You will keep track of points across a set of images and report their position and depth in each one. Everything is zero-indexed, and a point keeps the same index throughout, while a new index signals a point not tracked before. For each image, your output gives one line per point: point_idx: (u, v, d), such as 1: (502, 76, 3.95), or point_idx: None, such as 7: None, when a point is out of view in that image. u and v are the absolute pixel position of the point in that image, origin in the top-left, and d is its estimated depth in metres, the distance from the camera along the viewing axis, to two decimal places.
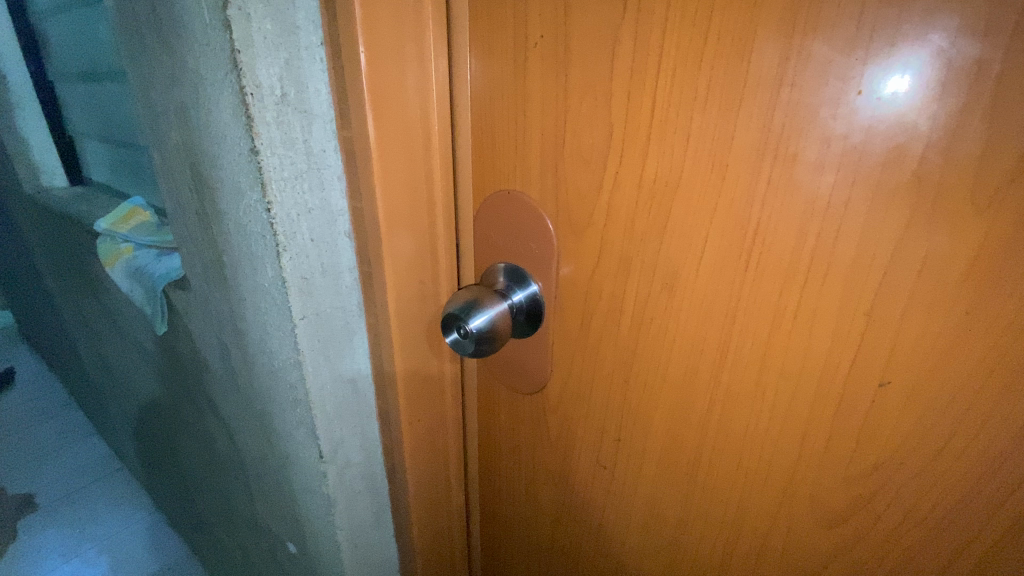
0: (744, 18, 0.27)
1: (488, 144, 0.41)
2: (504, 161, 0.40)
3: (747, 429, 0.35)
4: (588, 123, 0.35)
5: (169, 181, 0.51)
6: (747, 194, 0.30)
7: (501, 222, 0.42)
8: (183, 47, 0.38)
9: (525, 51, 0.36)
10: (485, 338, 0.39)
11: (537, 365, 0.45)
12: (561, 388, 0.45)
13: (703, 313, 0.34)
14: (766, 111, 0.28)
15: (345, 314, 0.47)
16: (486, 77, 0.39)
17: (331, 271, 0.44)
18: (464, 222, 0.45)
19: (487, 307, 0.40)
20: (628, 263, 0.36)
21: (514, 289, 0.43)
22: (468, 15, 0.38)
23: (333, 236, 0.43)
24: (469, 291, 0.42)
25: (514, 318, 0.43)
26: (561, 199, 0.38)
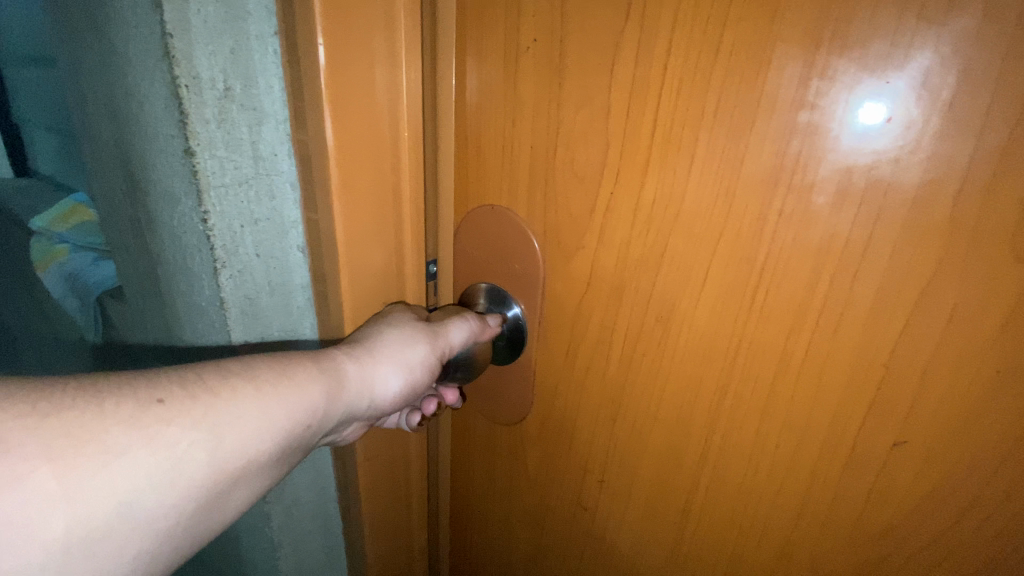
0: (762, 30, 0.24)
1: (473, 155, 0.38)
2: (490, 173, 0.37)
3: (744, 479, 0.32)
4: (583, 138, 0.31)
5: (103, 183, 0.47)
6: (755, 227, 0.27)
7: (484, 238, 0.39)
8: (114, 36, 0.34)
9: (516, 55, 0.33)
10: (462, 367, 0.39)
11: (517, 394, 0.42)
12: (542, 421, 0.42)
13: (701, 350, 0.31)
14: (781, 135, 0.25)
15: (295, 337, 0.44)
16: (475, 80, 0.35)
17: (280, 289, 0.41)
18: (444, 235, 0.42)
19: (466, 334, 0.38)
20: (620, 292, 0.33)
21: (494, 311, 0.40)
22: (456, 13, 0.34)
23: (283, 251, 0.40)
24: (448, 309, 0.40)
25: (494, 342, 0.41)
26: (549, 219, 0.35)
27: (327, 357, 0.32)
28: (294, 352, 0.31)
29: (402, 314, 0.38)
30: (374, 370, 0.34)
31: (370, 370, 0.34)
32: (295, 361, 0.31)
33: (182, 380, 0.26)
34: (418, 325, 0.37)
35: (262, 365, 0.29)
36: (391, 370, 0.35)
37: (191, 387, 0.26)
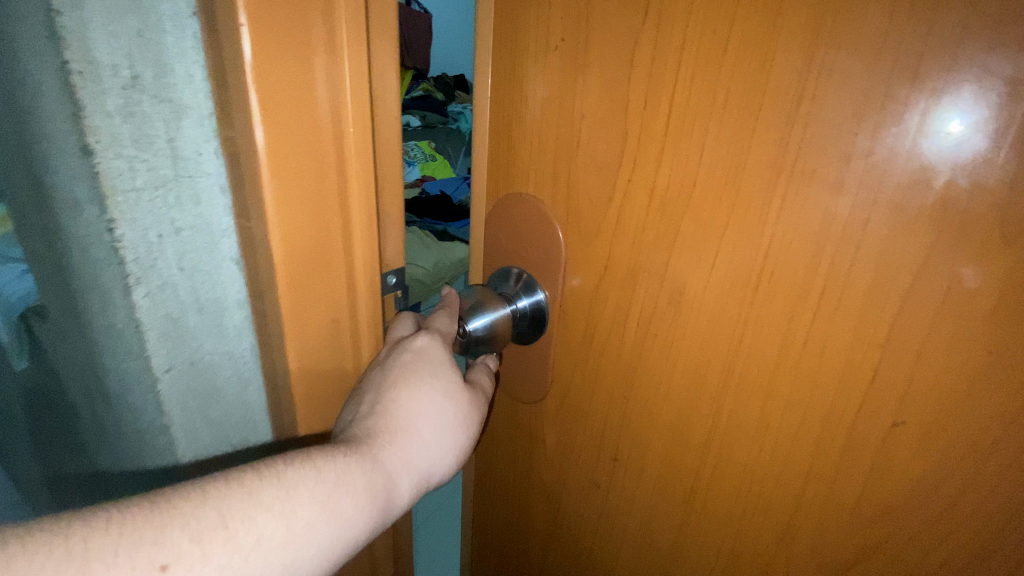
0: (766, 27, 0.26)
1: (504, 145, 0.41)
2: (518, 164, 0.40)
3: (748, 459, 0.33)
4: (602, 129, 0.34)
5: (27, 190, 0.48)
6: (759, 212, 0.29)
7: (514, 223, 0.42)
8: (23, 37, 0.35)
9: (545, 53, 0.36)
10: (476, 343, 0.41)
11: (537, 374, 0.44)
12: (559, 401, 0.44)
13: (707, 331, 0.33)
14: (784, 124, 0.27)
15: (233, 358, 0.44)
16: (508, 77, 0.39)
17: (212, 306, 0.41)
18: (477, 221, 0.46)
19: (488, 311, 0.41)
20: (635, 274, 0.35)
21: (519, 294, 0.43)
22: (494, 14, 0.38)
23: (214, 261, 0.40)
24: (481, 288, 0.44)
25: (516, 323, 0.43)
26: (571, 205, 0.37)
27: (370, 454, 0.33)
28: (338, 470, 0.31)
29: (424, 365, 0.37)
30: (418, 458, 0.35)
31: (410, 454, 0.35)
32: (344, 486, 0.30)
33: (195, 531, 0.25)
34: (449, 389, 0.38)
35: (308, 499, 0.29)
36: (433, 452, 0.36)
37: (202, 534, 0.25)
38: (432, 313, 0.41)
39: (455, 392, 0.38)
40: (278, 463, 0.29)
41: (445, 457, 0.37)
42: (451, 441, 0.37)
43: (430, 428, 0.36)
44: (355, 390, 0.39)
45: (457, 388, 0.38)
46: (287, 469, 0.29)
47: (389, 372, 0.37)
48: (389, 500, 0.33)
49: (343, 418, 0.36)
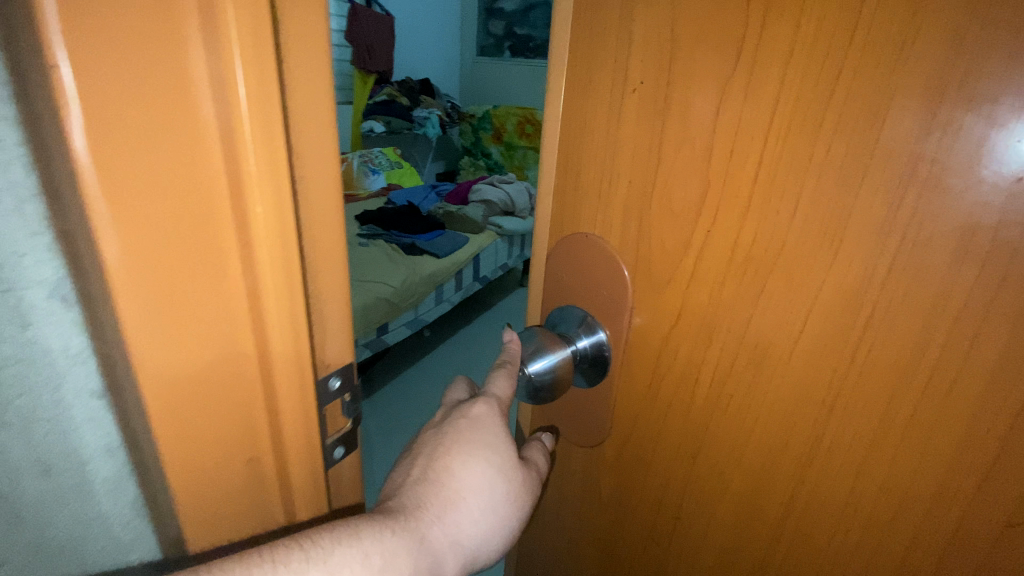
0: (879, 82, 0.24)
1: (572, 183, 0.39)
2: (586, 204, 0.39)
3: (832, 540, 0.31)
4: (681, 177, 0.32)
5: None
6: (859, 280, 0.26)
7: (578, 262, 0.40)
8: None
9: (622, 95, 0.34)
10: (538, 387, 0.41)
11: (595, 419, 0.43)
12: (618, 449, 0.42)
13: (791, 399, 0.30)
14: (894, 188, 0.24)
15: (101, 513, 0.32)
16: (578, 117, 0.37)
17: (61, 458, 0.29)
18: (539, 256, 0.45)
19: (551, 356, 0.40)
20: (711, 328, 0.33)
21: (579, 334, 0.41)
22: (568, 53, 0.37)
23: (65, 402, 0.28)
24: (543, 330, 0.43)
25: (576, 364, 0.41)
26: (642, 250, 0.36)
27: (416, 531, 0.33)
28: (383, 552, 0.31)
29: (476, 435, 0.38)
30: (464, 534, 0.35)
31: (456, 532, 0.35)
32: (387, 569, 0.30)
33: None
34: (498, 464, 0.38)
35: None
36: (479, 528, 0.36)
37: None
38: (492, 372, 0.41)
39: (506, 468, 0.38)
40: (326, 543, 0.29)
41: (494, 534, 0.37)
42: (499, 515, 0.37)
43: (479, 504, 0.36)
44: (405, 449, 0.40)
45: (509, 463, 0.38)
46: (332, 551, 0.29)
47: (442, 440, 0.38)
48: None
49: (393, 481, 0.37)
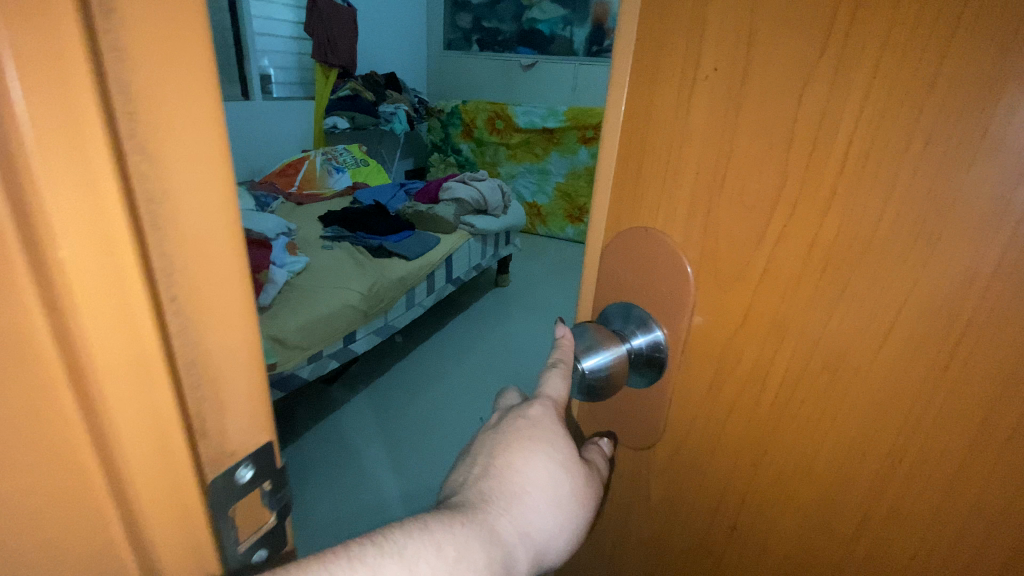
0: (994, 63, 0.22)
1: (631, 175, 0.38)
2: (647, 198, 0.37)
3: (914, 559, 0.29)
4: (755, 167, 0.30)
5: None
6: (960, 280, 0.24)
7: (635, 257, 0.39)
8: None
9: (692, 82, 0.32)
10: (591, 386, 0.39)
11: (645, 420, 0.41)
12: (670, 454, 0.40)
13: (871, 408, 0.28)
14: (1008, 183, 0.22)
15: None
16: (643, 106, 0.36)
17: None
18: (592, 250, 0.43)
19: (604, 353, 0.39)
20: (782, 330, 0.31)
21: (634, 331, 0.39)
22: (635, 39, 0.35)
23: None
24: (601, 325, 0.41)
25: (631, 362, 0.39)
26: (707, 245, 0.34)
27: (485, 525, 0.35)
28: (456, 544, 0.33)
29: (533, 435, 0.40)
30: (534, 528, 0.37)
31: (524, 527, 0.37)
32: (461, 562, 0.33)
33: None
34: (558, 462, 0.39)
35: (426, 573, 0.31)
36: (546, 523, 0.38)
37: None
38: (546, 372, 0.41)
39: (568, 465, 0.40)
40: (398, 538, 0.32)
41: (561, 526, 0.39)
42: (566, 511, 0.39)
43: (543, 500, 0.38)
44: (466, 451, 0.42)
45: (571, 461, 0.40)
46: (406, 544, 0.32)
47: (499, 442, 0.40)
48: (507, 570, 0.35)
49: (457, 479, 0.40)
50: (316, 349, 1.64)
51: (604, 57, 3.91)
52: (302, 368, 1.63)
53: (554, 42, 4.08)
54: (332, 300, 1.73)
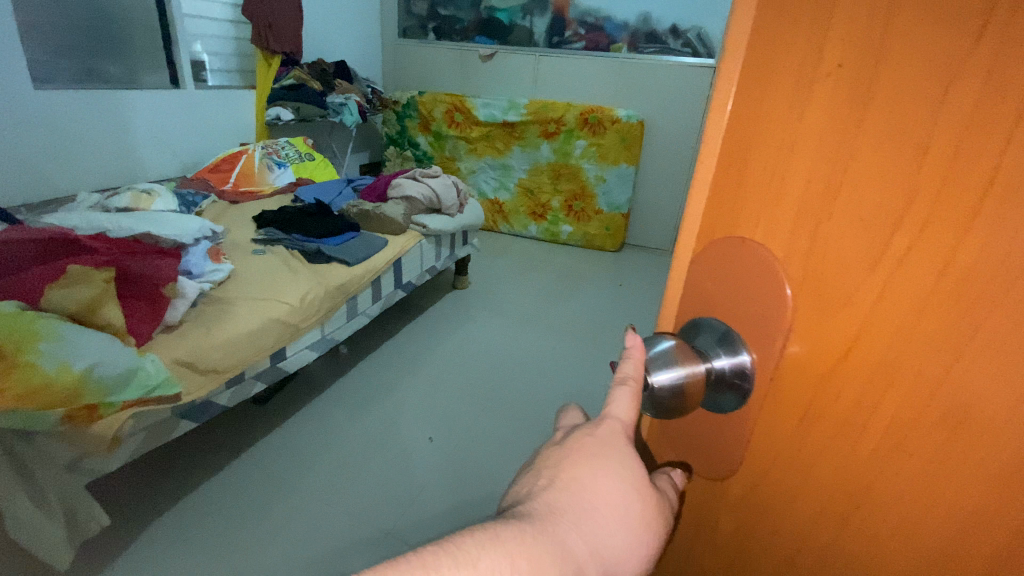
0: None
1: (732, 179, 0.36)
2: (743, 211, 0.35)
3: None
4: (877, 180, 0.27)
5: None
6: None
7: (720, 277, 0.37)
8: None
9: (811, 80, 0.30)
10: (660, 402, 0.37)
11: (722, 447, 0.39)
12: (749, 482, 0.38)
13: (999, 474, 0.25)
14: None
15: None
16: (753, 104, 0.34)
17: None
18: (682, 256, 0.42)
19: (673, 368, 0.37)
20: (893, 367, 0.28)
21: (718, 351, 0.37)
22: (752, 31, 0.34)
23: None
24: (677, 338, 0.39)
25: (710, 381, 0.37)
26: (812, 262, 0.31)
27: (552, 533, 0.34)
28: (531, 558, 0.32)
29: (604, 455, 0.38)
30: (606, 551, 0.34)
31: (598, 549, 0.34)
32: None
33: None
34: (629, 478, 0.37)
35: None
36: (623, 547, 0.35)
37: None
38: (613, 390, 0.40)
39: (640, 484, 0.37)
40: (472, 547, 0.32)
41: (637, 550, 0.35)
42: (641, 538, 0.36)
43: (618, 520, 0.35)
44: (526, 463, 0.40)
45: (643, 481, 0.37)
46: (480, 556, 0.31)
47: (568, 455, 0.38)
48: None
49: (519, 489, 0.38)
50: (232, 372, 1.71)
51: (566, 49, 4.20)
52: (220, 395, 1.72)
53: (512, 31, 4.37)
54: (255, 316, 1.82)
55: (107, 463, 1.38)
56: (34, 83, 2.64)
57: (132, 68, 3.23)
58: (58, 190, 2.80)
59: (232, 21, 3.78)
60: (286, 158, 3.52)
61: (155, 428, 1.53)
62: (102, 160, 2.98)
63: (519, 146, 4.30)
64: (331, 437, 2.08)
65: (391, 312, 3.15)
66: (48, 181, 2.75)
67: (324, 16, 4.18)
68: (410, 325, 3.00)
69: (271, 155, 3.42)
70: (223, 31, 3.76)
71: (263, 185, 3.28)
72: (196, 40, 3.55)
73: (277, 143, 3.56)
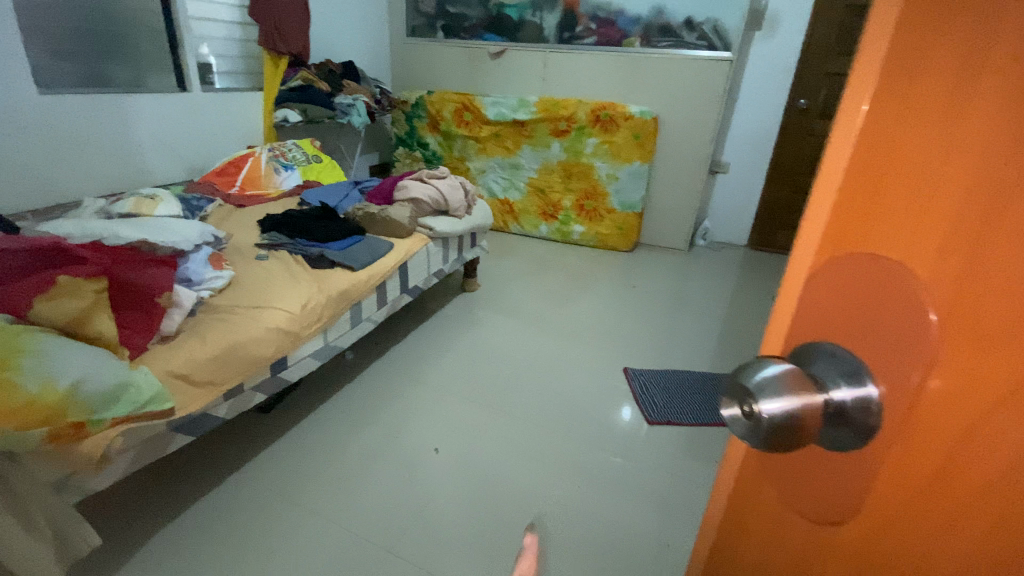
0: None
1: (865, 190, 0.35)
2: (885, 223, 0.34)
3: None
4: None
5: None
6: None
7: (856, 290, 0.36)
8: None
9: (978, 86, 0.28)
10: (771, 432, 0.35)
11: (844, 474, 0.38)
12: (868, 512, 0.37)
13: None
14: None
15: None
16: (896, 110, 0.33)
17: None
18: (798, 264, 0.42)
19: (785, 394, 0.34)
20: None
21: (840, 383, 0.35)
22: (896, 31, 0.32)
23: None
24: (789, 362, 0.37)
25: (827, 413, 0.36)
26: (965, 289, 0.30)
27: None
28: None
29: None
30: None
31: None
32: None
33: None
34: None
35: None
36: None
37: None
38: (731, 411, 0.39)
39: None
40: None
41: None
42: None
43: None
44: None
45: None
46: None
47: None
48: None
49: None
50: (230, 383, 1.68)
51: (577, 44, 4.10)
52: (217, 407, 1.67)
53: (521, 27, 4.29)
54: (254, 324, 1.78)
55: (98, 481, 1.37)
56: (38, 88, 2.62)
57: (138, 71, 3.21)
58: (64, 196, 2.78)
59: (237, 22, 3.75)
60: (293, 160, 3.48)
61: (149, 444, 1.49)
62: (109, 165, 2.96)
63: (529, 145, 4.21)
64: (334, 448, 2.03)
65: (400, 316, 3.10)
66: (54, 187, 2.73)
67: (330, 16, 4.14)
68: (418, 329, 2.95)
69: (277, 157, 3.38)
70: (228, 32, 3.72)
71: (269, 187, 3.24)
72: (201, 42, 3.53)
73: (283, 146, 3.52)
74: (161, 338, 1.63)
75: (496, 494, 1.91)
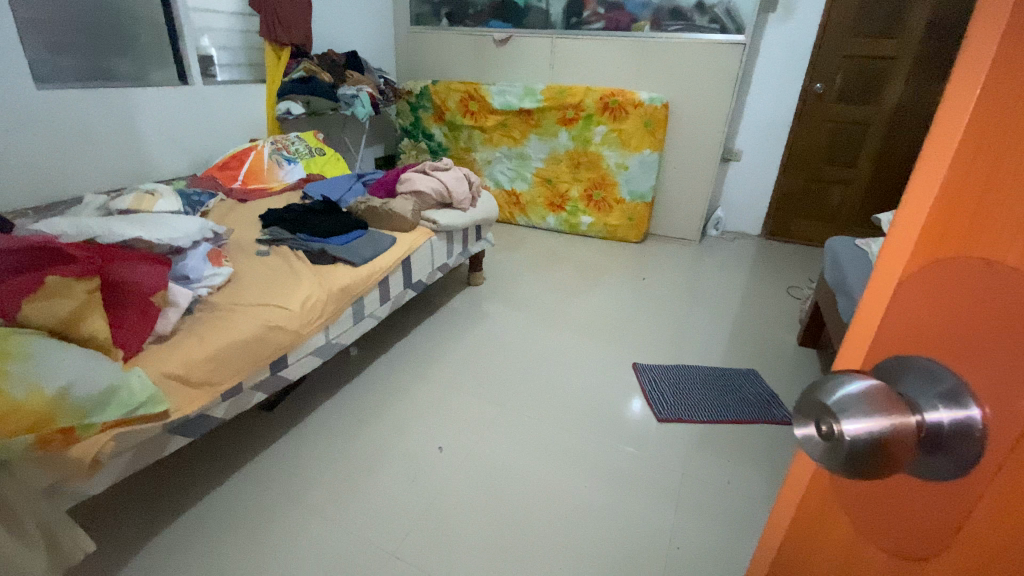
0: None
1: (970, 207, 0.36)
2: (992, 242, 0.34)
3: None
4: None
5: None
6: None
7: (959, 307, 0.36)
8: None
9: None
10: (850, 455, 0.35)
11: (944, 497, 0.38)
12: (969, 537, 0.37)
13: None
14: None
15: None
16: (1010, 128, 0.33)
17: None
18: (894, 281, 0.42)
19: (872, 416, 0.34)
20: None
21: (940, 406, 0.36)
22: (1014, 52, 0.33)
23: None
24: (874, 379, 0.37)
25: (922, 435, 0.36)
26: None
27: None
28: None
29: None
30: None
31: None
32: None
33: None
34: None
35: None
36: None
37: None
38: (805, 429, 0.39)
39: None
40: None
41: None
42: None
43: None
44: None
45: None
46: None
47: None
48: None
49: None
50: (227, 384, 1.63)
51: (584, 29, 3.99)
52: (215, 408, 1.63)
53: (527, 14, 4.19)
54: (252, 321, 1.73)
55: (92, 485, 1.34)
56: (38, 83, 2.59)
57: (140, 65, 3.17)
58: (66, 193, 2.76)
59: (239, 13, 3.69)
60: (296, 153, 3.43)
61: (145, 446, 1.46)
62: (111, 161, 2.93)
63: (536, 134, 4.13)
64: (338, 448, 1.98)
65: (405, 311, 3.05)
66: (56, 183, 2.71)
67: (333, 5, 4.06)
68: (424, 324, 2.89)
69: (281, 150, 3.33)
70: (230, 23, 3.66)
71: (272, 181, 3.20)
72: (203, 34, 3.47)
73: (286, 138, 3.46)
74: (157, 338, 1.58)
75: (503, 494, 1.85)
